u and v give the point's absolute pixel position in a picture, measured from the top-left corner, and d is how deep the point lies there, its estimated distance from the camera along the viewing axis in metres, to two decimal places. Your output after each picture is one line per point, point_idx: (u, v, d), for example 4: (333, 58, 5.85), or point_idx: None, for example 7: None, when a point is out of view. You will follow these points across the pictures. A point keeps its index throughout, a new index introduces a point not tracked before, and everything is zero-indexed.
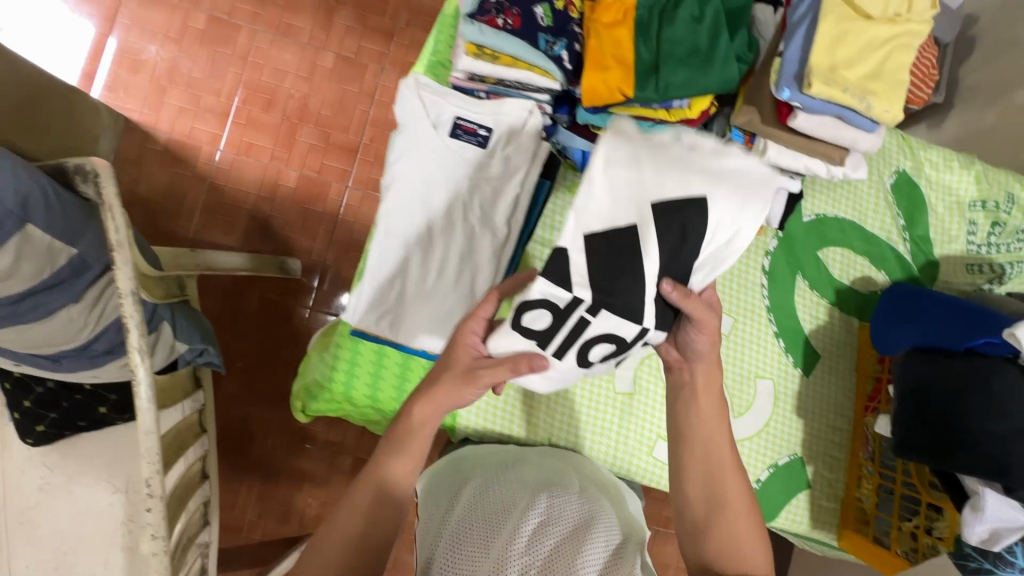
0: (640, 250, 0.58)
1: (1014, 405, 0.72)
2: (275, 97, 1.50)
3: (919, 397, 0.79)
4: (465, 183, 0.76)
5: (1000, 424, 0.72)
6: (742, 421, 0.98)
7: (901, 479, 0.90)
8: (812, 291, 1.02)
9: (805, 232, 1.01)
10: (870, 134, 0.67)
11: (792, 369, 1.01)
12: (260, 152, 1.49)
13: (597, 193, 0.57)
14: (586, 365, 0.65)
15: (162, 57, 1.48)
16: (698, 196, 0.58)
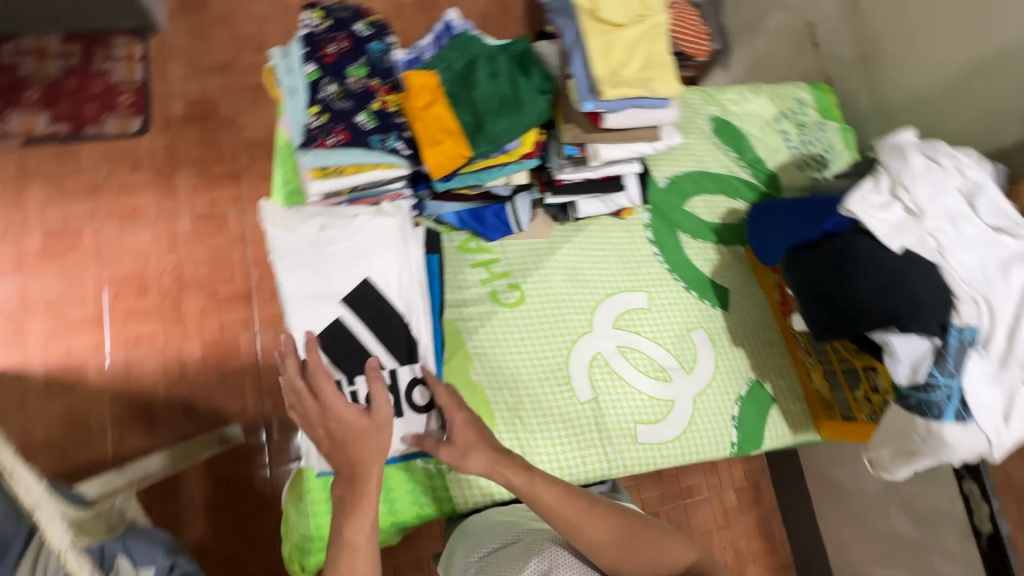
0: (355, 331, 0.81)
1: (876, 261, 0.85)
2: (146, 280, 1.44)
3: (810, 287, 0.92)
4: (361, 289, 0.82)
5: (870, 280, 0.85)
6: (694, 374, 1.07)
7: (836, 357, 1.01)
8: (695, 240, 1.14)
9: (666, 195, 1.14)
10: (667, 107, 0.78)
11: (712, 310, 1.12)
12: (152, 338, 1.42)
13: (297, 305, 0.80)
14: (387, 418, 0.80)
15: (9, 292, 1.38)
16: (368, 278, 0.82)
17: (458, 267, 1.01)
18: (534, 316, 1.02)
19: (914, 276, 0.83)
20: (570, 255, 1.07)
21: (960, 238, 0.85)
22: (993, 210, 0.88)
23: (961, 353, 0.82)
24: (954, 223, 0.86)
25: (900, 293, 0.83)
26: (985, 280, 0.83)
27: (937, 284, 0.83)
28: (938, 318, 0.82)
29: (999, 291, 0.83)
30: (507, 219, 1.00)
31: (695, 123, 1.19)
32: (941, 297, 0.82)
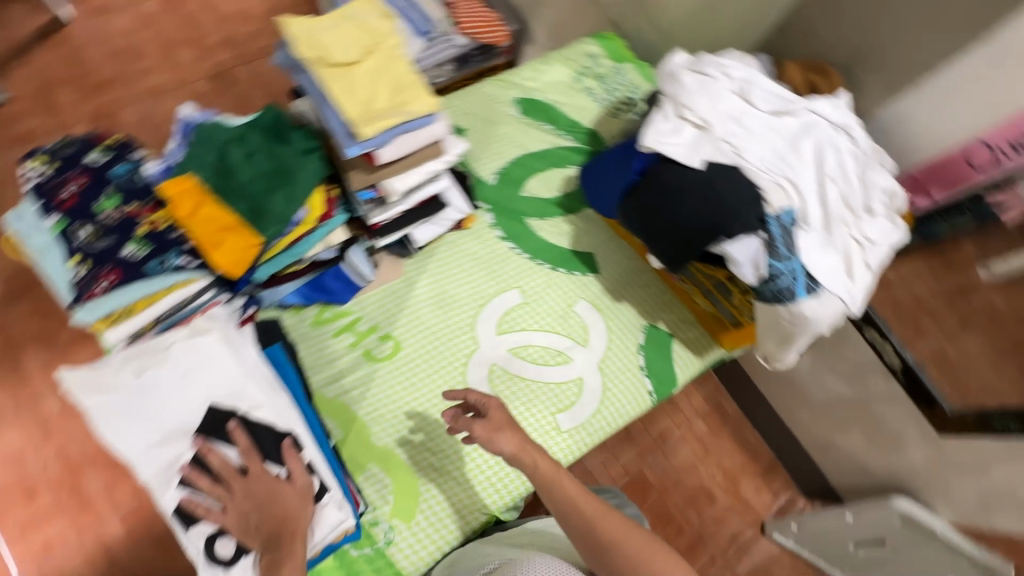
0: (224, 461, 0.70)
1: (686, 184, 0.89)
2: (31, 484, 1.20)
3: (645, 229, 0.95)
4: (210, 416, 0.71)
5: (689, 202, 0.88)
6: (591, 344, 1.09)
7: (702, 277, 1.03)
8: (545, 219, 1.15)
9: (500, 190, 1.14)
10: (435, 122, 0.77)
11: (585, 278, 1.13)
12: (61, 539, 1.18)
13: (142, 462, 0.68)
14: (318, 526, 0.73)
15: None
16: (213, 403, 0.71)
17: (321, 342, 0.97)
18: (417, 357, 1.00)
19: (722, 183, 0.86)
20: (430, 283, 1.05)
21: (748, 133, 0.91)
22: (766, 96, 0.94)
23: (788, 236, 0.86)
24: (738, 121, 0.91)
25: (717, 203, 0.86)
26: (780, 162, 0.89)
27: (744, 182, 0.87)
28: (755, 212, 0.85)
29: (795, 167, 0.89)
30: (349, 275, 0.97)
31: (501, 112, 1.20)
32: (751, 193, 0.86)
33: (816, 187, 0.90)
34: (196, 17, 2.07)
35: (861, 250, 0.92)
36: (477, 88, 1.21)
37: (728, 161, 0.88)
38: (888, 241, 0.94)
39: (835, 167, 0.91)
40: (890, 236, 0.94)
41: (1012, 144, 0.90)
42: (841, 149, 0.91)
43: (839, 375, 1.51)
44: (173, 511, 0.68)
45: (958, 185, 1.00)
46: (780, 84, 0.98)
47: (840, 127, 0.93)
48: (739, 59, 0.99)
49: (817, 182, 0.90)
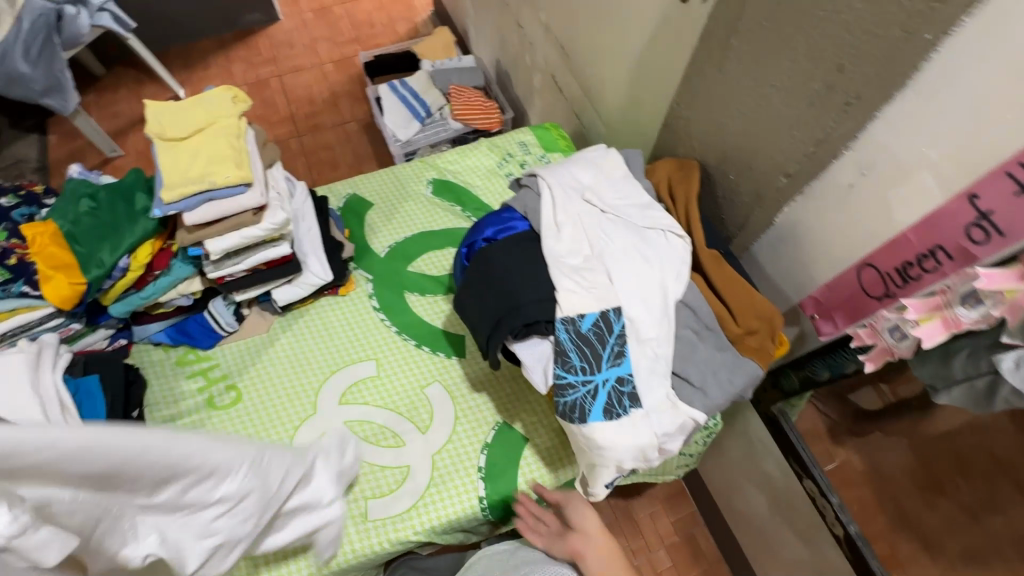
0: None
1: (495, 276, 0.83)
2: None
3: (460, 318, 0.90)
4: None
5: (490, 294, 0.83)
6: (430, 433, 1.03)
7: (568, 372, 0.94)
8: (426, 297, 1.15)
9: (386, 263, 1.18)
10: (247, 193, 0.86)
11: (448, 360, 1.10)
12: None
13: None
14: None
15: None
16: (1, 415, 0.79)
17: (173, 381, 1.05)
18: (252, 412, 1.03)
19: (522, 280, 0.81)
20: (290, 342, 1.10)
21: (579, 230, 0.85)
22: (612, 199, 0.89)
23: (586, 345, 0.76)
24: (569, 216, 0.86)
25: (511, 298, 0.80)
26: (602, 264, 0.82)
27: (545, 282, 0.81)
28: (544, 315, 0.78)
29: (616, 269, 0.81)
30: (211, 324, 1.07)
31: (412, 191, 1.26)
32: (545, 295, 0.79)
33: (649, 288, 0.80)
34: (274, 99, 2.52)
35: (694, 372, 0.79)
36: (395, 167, 1.29)
37: (546, 258, 0.83)
38: (734, 371, 0.79)
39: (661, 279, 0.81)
40: (734, 367, 0.80)
41: (896, 272, 0.72)
42: (678, 256, 0.83)
43: (795, 530, 1.22)
44: None
45: (860, 315, 0.80)
46: (637, 183, 0.92)
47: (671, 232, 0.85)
48: (603, 155, 0.95)
49: (639, 292, 0.80)
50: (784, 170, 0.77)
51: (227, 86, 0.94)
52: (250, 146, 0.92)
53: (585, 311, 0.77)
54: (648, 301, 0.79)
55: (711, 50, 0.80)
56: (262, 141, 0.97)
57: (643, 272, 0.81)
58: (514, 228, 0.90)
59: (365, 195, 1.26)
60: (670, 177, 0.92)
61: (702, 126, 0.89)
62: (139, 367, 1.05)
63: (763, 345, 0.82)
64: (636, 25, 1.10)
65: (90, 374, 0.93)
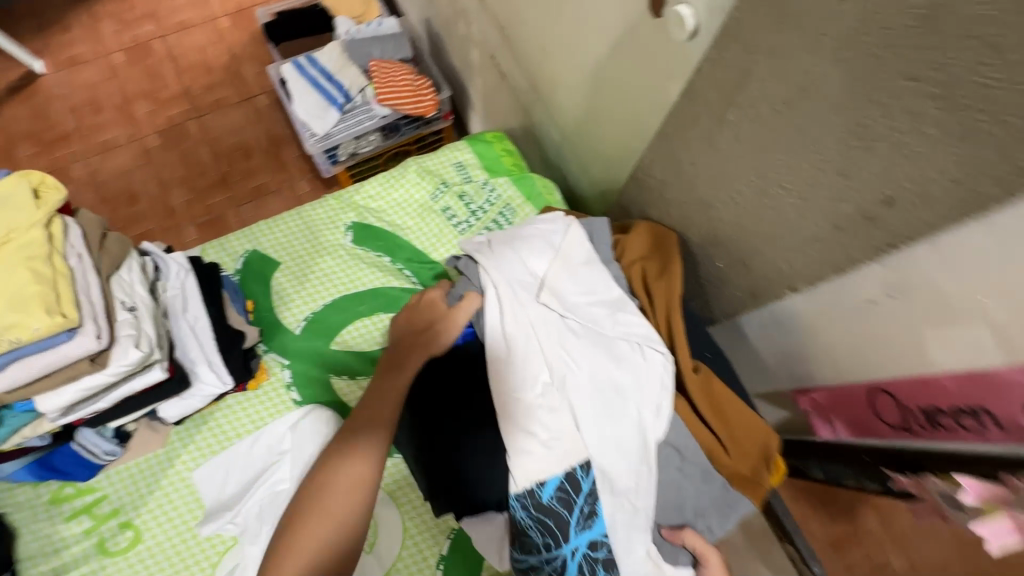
0: None
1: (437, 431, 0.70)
2: None
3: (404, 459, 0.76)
4: None
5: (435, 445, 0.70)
6: (377, 552, 0.89)
7: None
8: (357, 379, 0.96)
9: (304, 341, 0.97)
10: (76, 339, 0.62)
11: (391, 460, 0.93)
12: None
13: None
14: None
15: None
16: None
17: (52, 525, 0.86)
18: (156, 552, 0.86)
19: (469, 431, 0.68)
20: (193, 458, 0.91)
21: (532, 350, 0.67)
22: (573, 297, 0.70)
23: (551, 518, 0.63)
24: (520, 330, 0.68)
25: (461, 455, 0.67)
26: (562, 398, 0.65)
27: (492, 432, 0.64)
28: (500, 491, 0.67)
29: (580, 409, 0.64)
30: (84, 454, 0.85)
31: (327, 241, 1.03)
32: (498, 452, 0.67)
33: (624, 431, 0.64)
34: (160, 70, 2.07)
35: (674, 517, 0.68)
36: (303, 210, 1.04)
37: (495, 395, 0.65)
38: (723, 514, 0.68)
39: (633, 412, 0.64)
40: (722, 508, 0.68)
41: (919, 409, 0.59)
42: (658, 380, 0.66)
43: None
44: None
45: (869, 434, 0.68)
46: (604, 270, 0.73)
47: (644, 343, 0.68)
48: (561, 231, 0.76)
49: (607, 432, 0.63)
50: (785, 281, 0.61)
51: (23, 171, 0.67)
52: (75, 262, 0.67)
53: (544, 478, 0.63)
54: (621, 448, 0.63)
55: (699, 116, 0.59)
56: (98, 239, 0.72)
57: (615, 408, 0.64)
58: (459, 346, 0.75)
59: (268, 251, 1.01)
60: (646, 263, 0.74)
61: (681, 198, 0.69)
62: (3, 514, 0.85)
63: (755, 476, 0.68)
64: (592, 28, 0.84)
65: None
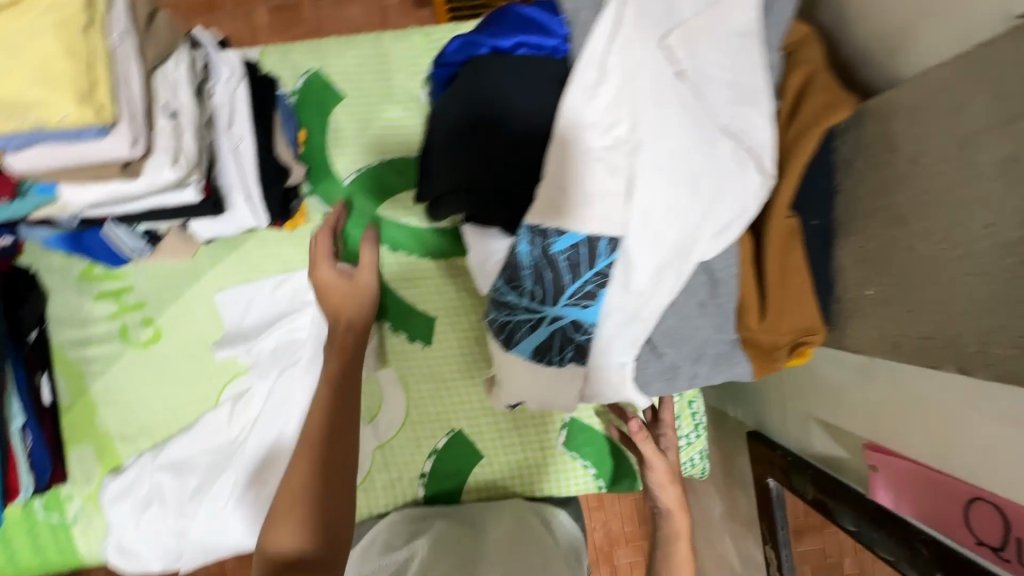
0: None
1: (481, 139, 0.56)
2: None
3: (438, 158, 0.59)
4: None
5: (466, 149, 0.57)
6: (375, 425, 0.89)
7: None
8: (398, 253, 0.88)
9: (352, 196, 0.87)
10: (106, 140, 0.54)
11: (411, 345, 0.89)
12: None
13: None
14: None
15: None
16: None
17: (80, 298, 0.87)
18: (172, 356, 0.88)
19: (519, 164, 0.56)
20: (218, 280, 0.87)
21: (622, 91, 0.54)
22: (707, 68, 0.54)
23: (549, 267, 0.56)
24: (614, 107, 0.54)
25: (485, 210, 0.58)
26: (636, 164, 0.54)
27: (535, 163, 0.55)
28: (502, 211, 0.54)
29: (644, 186, 0.54)
30: (113, 244, 0.81)
31: (401, 87, 0.87)
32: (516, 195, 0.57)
33: (668, 226, 0.54)
34: None
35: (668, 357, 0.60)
36: (384, 43, 0.87)
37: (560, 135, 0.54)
38: (716, 366, 0.60)
39: (690, 213, 0.54)
40: (717, 359, 0.61)
41: None
42: (740, 203, 0.53)
43: (739, 551, 1.17)
44: None
45: (935, 528, 0.59)
46: (758, 49, 0.55)
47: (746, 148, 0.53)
48: None
49: (646, 222, 0.54)
50: (934, 354, 0.46)
51: None
52: (117, 42, 0.56)
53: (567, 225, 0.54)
54: (668, 255, 0.55)
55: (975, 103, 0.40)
56: (143, 20, 0.60)
57: (674, 204, 0.54)
58: (545, 52, 0.58)
59: (335, 80, 0.87)
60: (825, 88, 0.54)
61: (869, 193, 0.51)
62: (38, 273, 0.86)
63: (771, 352, 0.60)
64: None
65: None
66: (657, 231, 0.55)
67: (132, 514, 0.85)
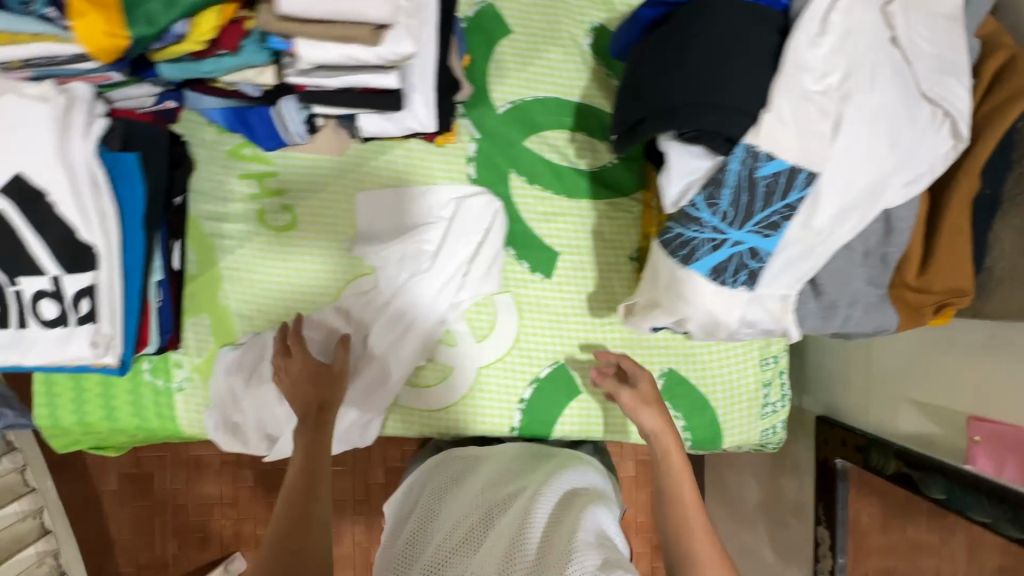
0: (43, 239, 0.70)
1: (702, 62, 0.61)
2: None
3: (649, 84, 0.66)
4: (24, 153, 0.67)
5: (680, 72, 0.63)
6: (485, 344, 0.93)
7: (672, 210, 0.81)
8: (534, 186, 0.93)
9: (503, 124, 0.92)
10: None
11: (531, 275, 0.93)
12: None
13: None
14: (65, 323, 0.72)
15: None
16: (19, 173, 0.67)
17: (224, 175, 0.89)
18: (303, 245, 0.90)
19: (733, 83, 0.60)
20: (361, 180, 0.91)
21: (842, 42, 0.60)
22: (919, 37, 0.61)
23: (748, 191, 0.61)
24: (836, 57, 0.60)
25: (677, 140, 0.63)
26: (849, 110, 0.59)
27: (756, 90, 0.60)
28: (723, 126, 0.59)
29: (852, 132, 0.59)
30: (276, 125, 0.84)
31: (566, 32, 0.92)
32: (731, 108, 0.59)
33: (865, 171, 0.60)
34: None
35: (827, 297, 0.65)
36: None
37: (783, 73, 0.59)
38: (868, 312, 0.66)
39: (886, 162, 0.60)
40: (869, 307, 0.66)
41: None
42: (931, 158, 0.60)
43: (774, 535, 1.22)
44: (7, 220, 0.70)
45: None
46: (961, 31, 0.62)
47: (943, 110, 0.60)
48: None
49: (846, 164, 0.60)
50: None
51: None
52: None
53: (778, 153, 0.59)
54: (859, 198, 0.61)
55: None
56: None
57: (874, 152, 0.60)
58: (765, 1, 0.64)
59: (505, 13, 0.91)
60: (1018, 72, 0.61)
61: None
62: (189, 142, 0.88)
63: (919, 308, 0.66)
64: None
65: (130, 148, 0.74)
66: (854, 173, 0.60)
67: (246, 386, 0.87)
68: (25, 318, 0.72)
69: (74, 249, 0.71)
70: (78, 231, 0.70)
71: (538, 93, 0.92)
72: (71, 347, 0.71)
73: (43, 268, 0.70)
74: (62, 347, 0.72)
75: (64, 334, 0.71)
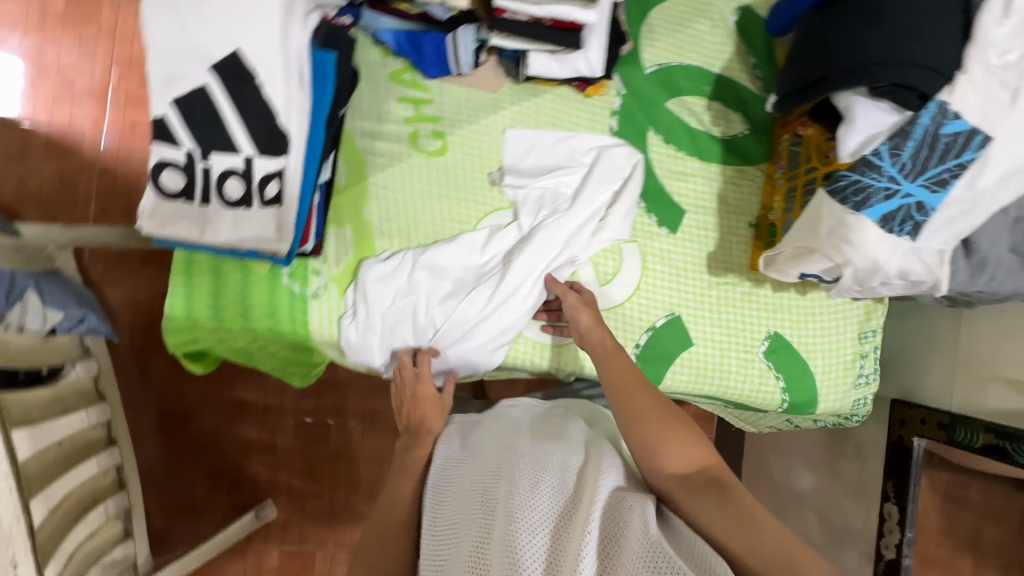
0: (243, 119, 0.72)
1: (890, 28, 0.69)
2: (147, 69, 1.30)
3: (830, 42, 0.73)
4: (249, 33, 0.70)
5: (867, 35, 0.70)
6: (608, 288, 0.96)
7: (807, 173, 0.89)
8: (669, 145, 0.98)
9: (649, 84, 0.97)
10: None
11: (658, 228, 0.98)
12: (144, 131, 1.31)
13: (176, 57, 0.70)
14: (249, 204, 0.74)
15: (26, 49, 1.28)
16: (237, 51, 0.70)
17: (382, 95, 0.93)
18: (449, 171, 0.94)
19: (921, 48, 0.67)
20: (513, 116, 0.95)
21: None
22: None
23: (929, 148, 0.67)
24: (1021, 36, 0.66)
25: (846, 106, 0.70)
26: None
27: (946, 56, 0.67)
28: (916, 83, 0.66)
29: None
30: (448, 53, 0.88)
31: (715, 7, 0.98)
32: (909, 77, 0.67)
33: None
34: None
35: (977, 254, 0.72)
36: None
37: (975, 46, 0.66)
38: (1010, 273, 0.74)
39: None
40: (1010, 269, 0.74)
41: None
42: None
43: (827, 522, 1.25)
44: (212, 97, 0.71)
45: None
46: None
47: None
48: None
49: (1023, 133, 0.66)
50: None
51: None
52: None
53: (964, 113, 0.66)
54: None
55: None
56: None
57: None
58: None
59: None
60: None
61: None
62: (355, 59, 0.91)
63: None
64: None
65: (328, 48, 0.77)
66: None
67: (390, 295, 0.90)
68: (207, 195, 0.73)
69: (270, 134, 0.73)
70: (278, 117, 0.72)
71: (684, 59, 0.98)
72: (252, 228, 0.74)
73: (239, 147, 0.73)
74: (240, 227, 0.74)
75: (246, 215, 0.74)
